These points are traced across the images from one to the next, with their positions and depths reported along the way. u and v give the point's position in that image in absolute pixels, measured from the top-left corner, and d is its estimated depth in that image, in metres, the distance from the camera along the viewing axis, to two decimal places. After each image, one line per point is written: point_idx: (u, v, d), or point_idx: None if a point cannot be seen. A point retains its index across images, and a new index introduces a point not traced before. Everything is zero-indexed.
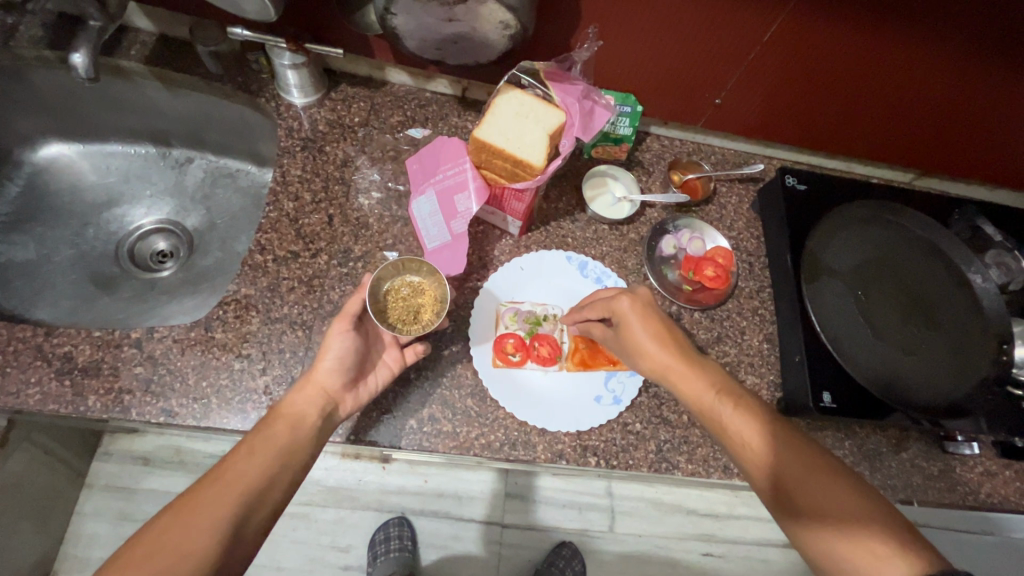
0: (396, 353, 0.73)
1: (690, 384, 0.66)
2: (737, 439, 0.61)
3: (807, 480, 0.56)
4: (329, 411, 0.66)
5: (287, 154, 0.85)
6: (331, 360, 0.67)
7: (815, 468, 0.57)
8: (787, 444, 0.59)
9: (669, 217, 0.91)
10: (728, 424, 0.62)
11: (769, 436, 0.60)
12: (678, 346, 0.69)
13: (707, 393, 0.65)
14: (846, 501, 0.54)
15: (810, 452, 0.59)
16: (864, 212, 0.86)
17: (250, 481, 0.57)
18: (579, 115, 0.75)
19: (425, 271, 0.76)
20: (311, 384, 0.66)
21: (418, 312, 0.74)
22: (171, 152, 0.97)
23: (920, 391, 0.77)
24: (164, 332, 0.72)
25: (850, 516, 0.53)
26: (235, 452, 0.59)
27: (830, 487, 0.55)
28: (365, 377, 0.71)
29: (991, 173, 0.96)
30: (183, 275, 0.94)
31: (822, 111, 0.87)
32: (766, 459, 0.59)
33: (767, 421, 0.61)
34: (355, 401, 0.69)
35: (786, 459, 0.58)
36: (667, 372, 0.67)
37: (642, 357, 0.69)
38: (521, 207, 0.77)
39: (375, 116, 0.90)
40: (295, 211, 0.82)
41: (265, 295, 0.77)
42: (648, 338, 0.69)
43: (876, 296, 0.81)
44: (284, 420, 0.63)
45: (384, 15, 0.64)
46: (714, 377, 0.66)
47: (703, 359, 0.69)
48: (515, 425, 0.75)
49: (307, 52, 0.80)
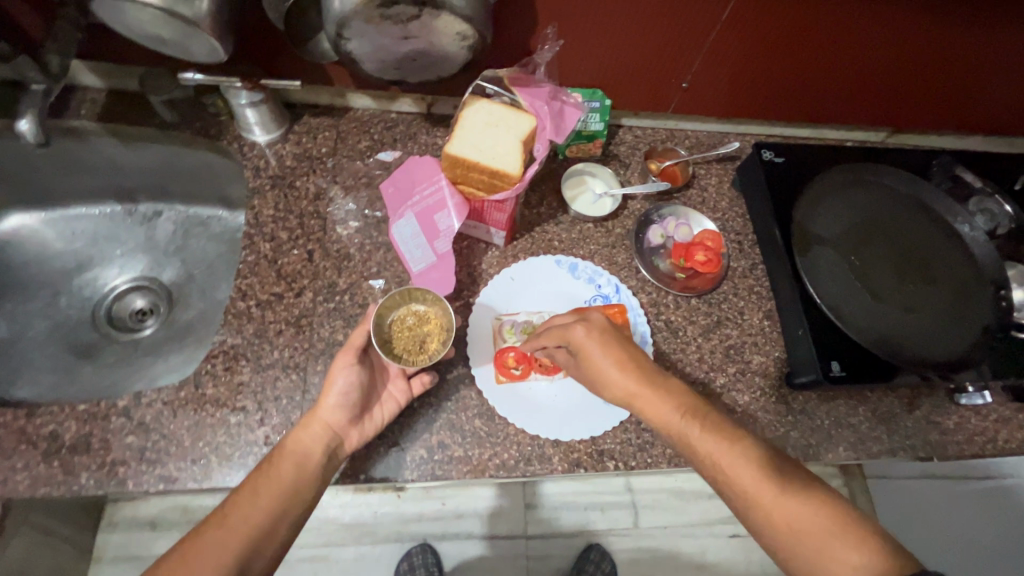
0: (402, 384, 0.72)
1: (655, 409, 0.64)
2: (707, 459, 0.59)
3: (786, 497, 0.54)
4: (332, 448, 0.65)
5: (257, 194, 0.83)
6: (336, 396, 0.66)
7: (790, 484, 0.55)
8: (759, 460, 0.57)
9: (653, 208, 0.90)
10: (697, 446, 0.60)
11: (739, 453, 0.58)
12: (641, 367, 0.66)
13: (673, 415, 0.62)
14: (824, 514, 0.53)
15: (778, 466, 0.57)
16: (845, 176, 0.86)
17: (252, 526, 0.57)
18: (549, 118, 0.74)
19: (429, 300, 0.74)
20: (313, 420, 0.65)
21: (424, 342, 0.72)
22: (137, 208, 0.94)
23: (927, 348, 0.76)
24: (153, 396, 0.69)
25: (829, 530, 0.51)
26: (237, 496, 0.58)
27: (807, 502, 0.54)
28: (370, 411, 0.69)
29: (959, 121, 0.97)
30: (167, 331, 0.91)
31: (788, 81, 0.87)
32: (739, 480, 0.56)
33: (736, 436, 0.59)
34: (361, 435, 0.68)
35: (760, 479, 0.56)
36: (632, 398, 0.65)
37: (604, 384, 0.66)
38: (504, 217, 0.75)
39: (342, 143, 0.88)
40: (273, 252, 0.80)
41: (253, 342, 0.74)
42: (607, 366, 0.66)
43: (869, 258, 0.81)
44: (287, 460, 0.62)
45: (337, 40, 0.62)
46: (678, 397, 0.64)
47: (666, 378, 0.66)
48: (528, 441, 0.73)
49: (264, 88, 0.79)
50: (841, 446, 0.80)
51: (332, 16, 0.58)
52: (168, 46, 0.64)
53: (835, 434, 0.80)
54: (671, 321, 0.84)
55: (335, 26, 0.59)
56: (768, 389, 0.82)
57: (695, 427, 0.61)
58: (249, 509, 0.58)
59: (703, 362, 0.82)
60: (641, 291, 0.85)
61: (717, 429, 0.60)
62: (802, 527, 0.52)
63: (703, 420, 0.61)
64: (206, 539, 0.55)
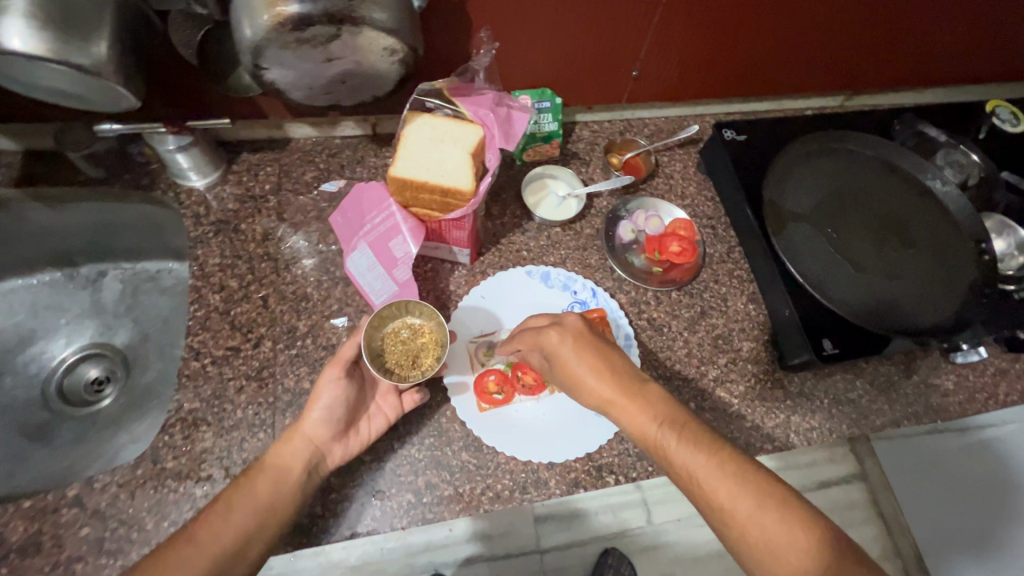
0: (394, 400, 0.68)
1: (632, 417, 0.60)
2: (683, 472, 0.56)
3: (765, 513, 0.52)
4: (313, 465, 0.62)
5: (200, 243, 0.78)
6: (320, 411, 0.63)
7: (770, 499, 0.53)
8: (739, 474, 0.55)
9: (620, 203, 0.87)
10: (674, 459, 0.57)
11: (717, 468, 0.55)
12: (619, 372, 0.62)
13: (650, 424, 0.59)
14: (802, 531, 0.51)
15: (758, 478, 0.55)
16: (812, 146, 0.82)
17: (225, 543, 0.55)
18: (497, 125, 0.70)
19: (426, 314, 0.70)
20: (296, 436, 0.62)
21: (418, 357, 0.68)
22: (79, 272, 0.87)
23: (916, 315, 0.72)
24: (107, 479, 0.63)
25: (806, 546, 0.51)
26: (210, 511, 0.56)
27: (786, 519, 0.52)
28: (357, 425, 0.66)
29: (915, 76, 0.95)
30: (127, 399, 0.82)
31: (738, 56, 0.84)
32: (714, 495, 0.54)
33: (713, 448, 0.57)
34: (346, 451, 0.65)
35: (736, 497, 0.53)
36: (609, 403, 0.61)
37: (580, 390, 0.63)
38: (465, 235, 0.71)
39: (286, 177, 0.83)
40: (224, 302, 0.74)
41: (212, 404, 0.69)
42: (584, 370, 0.62)
43: (845, 228, 0.78)
44: (266, 475, 0.60)
45: (256, 71, 0.57)
46: (657, 405, 0.60)
47: (644, 383, 0.62)
48: (520, 468, 0.69)
49: (192, 130, 0.74)
50: (844, 424, 0.78)
51: (245, 45, 0.53)
52: (74, 100, 0.59)
53: (836, 412, 0.78)
54: (654, 319, 0.81)
55: (250, 56, 0.54)
56: (761, 375, 0.79)
57: (673, 438, 0.57)
58: (222, 527, 0.56)
59: (692, 357, 0.79)
60: (619, 291, 0.82)
61: (696, 442, 0.57)
62: (778, 545, 0.51)
63: (682, 430, 0.58)
64: (174, 558, 0.53)
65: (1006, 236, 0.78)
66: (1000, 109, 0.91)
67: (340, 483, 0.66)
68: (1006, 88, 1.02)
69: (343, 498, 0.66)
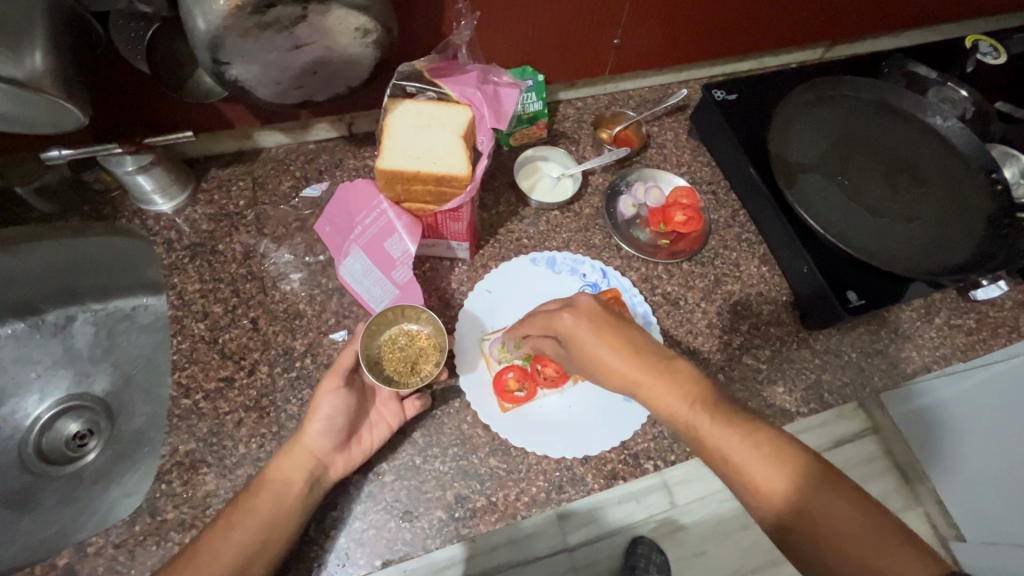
0: (395, 407, 0.63)
1: (660, 396, 0.55)
2: (717, 452, 0.52)
3: (805, 494, 0.48)
4: (316, 477, 0.58)
5: (176, 270, 0.71)
6: (321, 422, 0.58)
7: (811, 480, 0.49)
8: (774, 452, 0.50)
9: (617, 177, 0.83)
10: (708, 440, 0.52)
11: (751, 446, 0.50)
12: (643, 350, 0.57)
13: (681, 404, 0.54)
14: (847, 511, 0.47)
15: (800, 458, 0.50)
16: (809, 95, 0.76)
17: (227, 561, 0.53)
18: (486, 104, 0.65)
19: (424, 320, 0.65)
20: (298, 447, 0.58)
21: (417, 363, 0.64)
22: (45, 319, 0.76)
23: (941, 255, 0.69)
24: (102, 541, 0.58)
25: (849, 528, 0.46)
26: (211, 532, 0.55)
27: (825, 501, 0.47)
28: (359, 434, 0.61)
29: (895, 17, 0.93)
30: (114, 451, 0.74)
31: (722, 12, 0.81)
32: (750, 477, 0.50)
33: (749, 427, 0.52)
34: (349, 461, 0.60)
35: (776, 479, 0.49)
36: (636, 383, 0.56)
37: (603, 372, 0.58)
38: (463, 226, 0.66)
39: (261, 190, 0.77)
40: (211, 330, 0.68)
41: (211, 443, 0.63)
42: (605, 352, 0.57)
43: (856, 173, 0.75)
44: (265, 490, 0.56)
45: (216, 69, 0.51)
46: (686, 382, 0.55)
47: (672, 360, 0.57)
48: (554, 467, 0.65)
49: (151, 148, 0.67)
50: (875, 377, 0.75)
51: (201, 40, 0.48)
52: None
53: (866, 365, 0.76)
54: (669, 293, 0.77)
55: (208, 51, 0.49)
56: (786, 337, 0.76)
57: (706, 418, 0.53)
58: (222, 548, 0.54)
59: (713, 328, 0.75)
60: (629, 269, 0.78)
61: (730, 421, 0.52)
62: (820, 528, 0.47)
63: (715, 409, 0.53)
64: None
65: (1012, 165, 0.76)
66: (978, 43, 0.87)
67: (365, 510, 0.61)
68: (985, 20, 1.01)
69: (367, 526, 0.61)
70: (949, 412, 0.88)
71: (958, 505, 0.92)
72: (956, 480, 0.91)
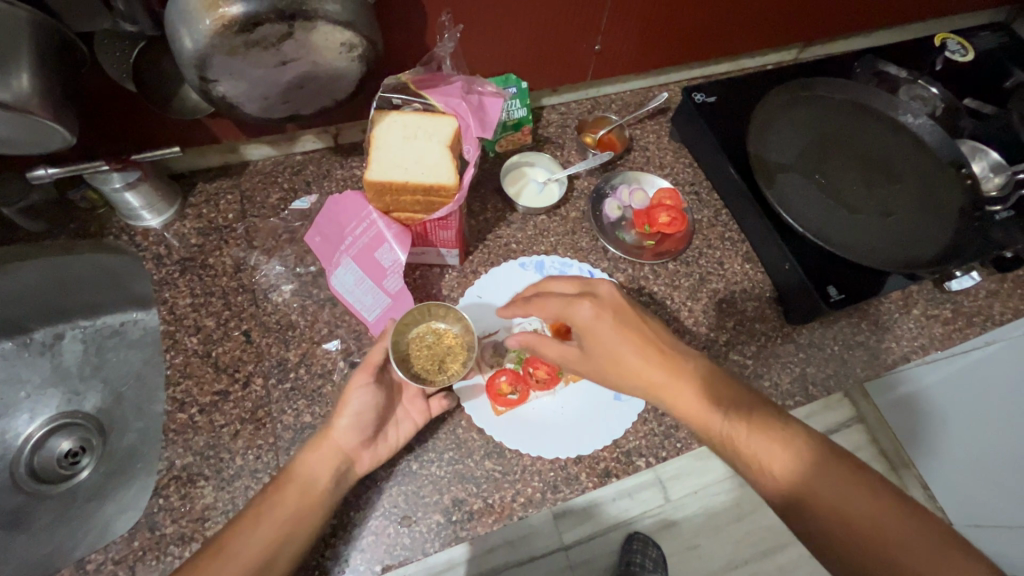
0: (422, 404, 0.65)
1: (686, 401, 0.55)
2: (752, 459, 0.52)
3: (843, 494, 0.48)
4: (341, 473, 0.59)
5: (167, 285, 0.72)
6: (350, 417, 0.60)
7: (852, 482, 0.49)
8: (794, 439, 0.52)
9: (602, 181, 0.84)
10: (742, 447, 0.52)
11: (772, 435, 0.52)
12: (665, 351, 0.57)
13: (702, 402, 0.54)
14: (886, 514, 0.47)
15: (838, 462, 0.50)
16: (784, 97, 0.80)
17: (252, 559, 0.53)
18: (470, 114, 0.67)
19: (452, 318, 0.66)
20: (325, 443, 0.59)
21: (444, 361, 0.65)
22: (33, 337, 0.75)
23: (919, 248, 0.71)
24: (101, 558, 0.58)
25: (872, 512, 0.47)
26: (238, 525, 0.55)
27: (864, 502, 0.48)
28: (385, 431, 0.62)
29: (865, 18, 0.96)
30: (107, 468, 0.74)
31: (698, 16, 0.83)
32: (786, 481, 0.50)
33: (784, 432, 0.52)
34: (375, 457, 0.62)
35: (816, 482, 0.49)
36: (656, 382, 0.56)
37: (621, 372, 0.57)
38: (451, 234, 0.67)
39: (250, 203, 0.77)
40: (204, 344, 0.69)
41: (207, 456, 0.63)
42: (626, 349, 0.57)
43: (833, 172, 0.77)
44: (291, 486, 0.57)
45: (203, 87, 0.52)
46: (713, 387, 0.55)
47: (694, 362, 0.57)
48: (548, 467, 0.66)
49: (138, 164, 0.67)
50: (858, 368, 0.78)
51: (187, 58, 0.49)
52: None
53: (848, 357, 0.78)
54: (655, 293, 0.79)
55: (195, 68, 0.49)
56: (770, 332, 0.78)
57: (740, 427, 0.53)
58: (250, 540, 0.54)
59: (699, 325, 0.77)
60: (616, 270, 0.80)
61: (751, 416, 0.53)
62: (858, 527, 0.47)
63: (748, 417, 0.53)
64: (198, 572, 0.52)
65: (980, 160, 0.79)
66: (948, 41, 0.91)
67: (363, 516, 0.62)
68: (952, 19, 1.04)
69: (366, 532, 0.61)
70: (933, 398, 0.90)
71: (945, 488, 0.94)
72: (943, 466, 0.93)
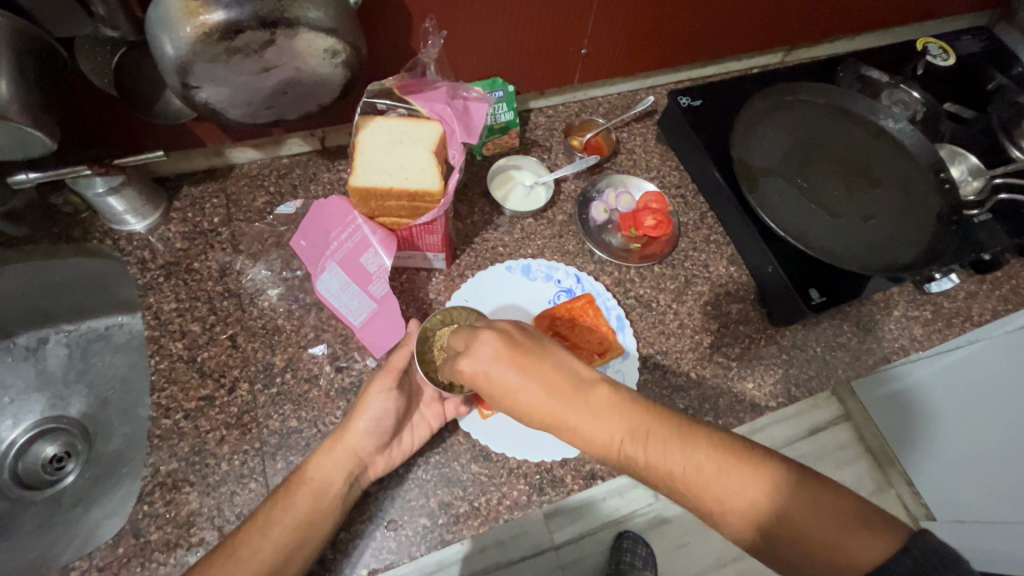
0: (437, 408, 0.66)
1: (587, 436, 0.51)
2: (667, 481, 0.49)
3: (768, 497, 0.47)
4: (355, 477, 0.60)
5: (151, 289, 0.71)
6: (367, 421, 0.61)
7: (771, 482, 0.48)
8: (713, 457, 0.49)
9: (589, 184, 0.85)
10: (653, 470, 0.50)
11: (693, 457, 0.49)
12: (557, 382, 0.51)
13: (603, 435, 0.51)
14: (814, 508, 0.46)
15: (755, 462, 0.49)
16: (765, 102, 0.80)
17: (263, 562, 0.54)
18: (456, 119, 0.67)
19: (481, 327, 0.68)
20: (339, 446, 0.60)
21: None
22: (16, 342, 0.73)
23: (894, 252, 0.71)
24: (86, 565, 0.58)
25: (798, 510, 0.46)
26: (248, 529, 0.56)
27: (784, 498, 0.47)
28: (401, 437, 0.63)
29: (849, 21, 0.97)
30: (93, 473, 0.73)
31: (683, 19, 0.83)
32: (705, 496, 0.48)
33: (694, 443, 0.50)
34: (389, 462, 0.62)
35: (736, 490, 0.47)
36: (561, 422, 0.51)
37: (516, 409, 0.52)
38: (438, 238, 0.67)
39: (236, 206, 0.77)
40: (189, 349, 0.68)
41: (192, 462, 0.63)
42: (521, 390, 0.51)
43: (814, 175, 0.78)
44: (304, 488, 0.58)
45: (185, 93, 0.52)
46: (614, 414, 0.51)
47: (588, 391, 0.52)
48: (534, 470, 0.66)
49: (122, 169, 0.67)
50: (840, 369, 0.79)
51: (168, 64, 0.49)
52: None
53: (830, 358, 0.79)
54: (642, 296, 0.79)
55: (176, 75, 0.49)
56: (754, 334, 0.79)
57: (643, 451, 0.50)
58: (258, 544, 0.55)
59: (685, 328, 0.78)
60: (602, 274, 0.80)
61: (669, 441, 0.50)
62: (791, 527, 0.46)
63: (652, 439, 0.50)
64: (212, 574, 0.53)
65: (958, 165, 0.79)
66: (929, 45, 0.91)
67: (350, 521, 0.62)
68: (936, 24, 1.05)
69: (352, 536, 0.62)
70: None
71: None
72: None
